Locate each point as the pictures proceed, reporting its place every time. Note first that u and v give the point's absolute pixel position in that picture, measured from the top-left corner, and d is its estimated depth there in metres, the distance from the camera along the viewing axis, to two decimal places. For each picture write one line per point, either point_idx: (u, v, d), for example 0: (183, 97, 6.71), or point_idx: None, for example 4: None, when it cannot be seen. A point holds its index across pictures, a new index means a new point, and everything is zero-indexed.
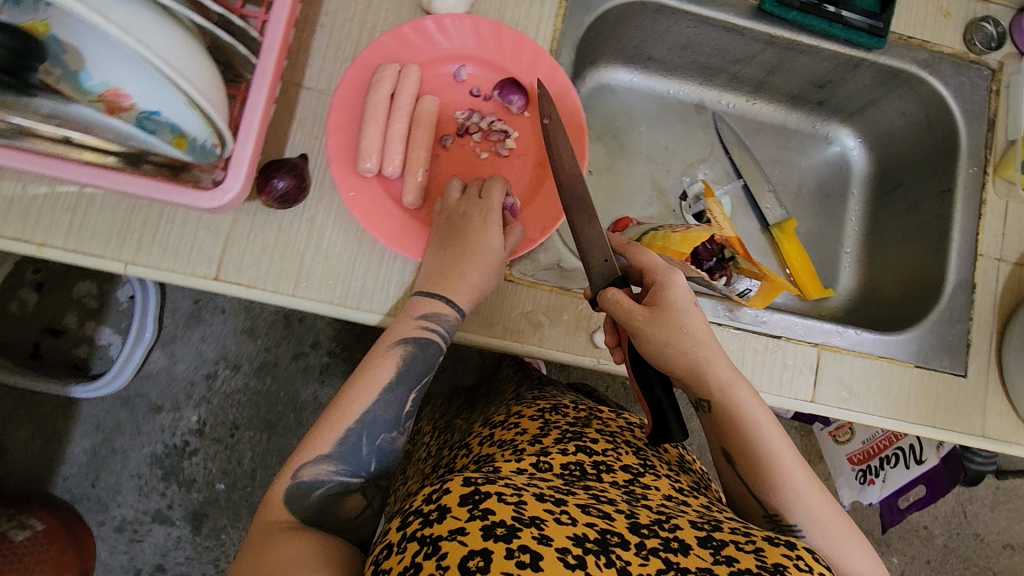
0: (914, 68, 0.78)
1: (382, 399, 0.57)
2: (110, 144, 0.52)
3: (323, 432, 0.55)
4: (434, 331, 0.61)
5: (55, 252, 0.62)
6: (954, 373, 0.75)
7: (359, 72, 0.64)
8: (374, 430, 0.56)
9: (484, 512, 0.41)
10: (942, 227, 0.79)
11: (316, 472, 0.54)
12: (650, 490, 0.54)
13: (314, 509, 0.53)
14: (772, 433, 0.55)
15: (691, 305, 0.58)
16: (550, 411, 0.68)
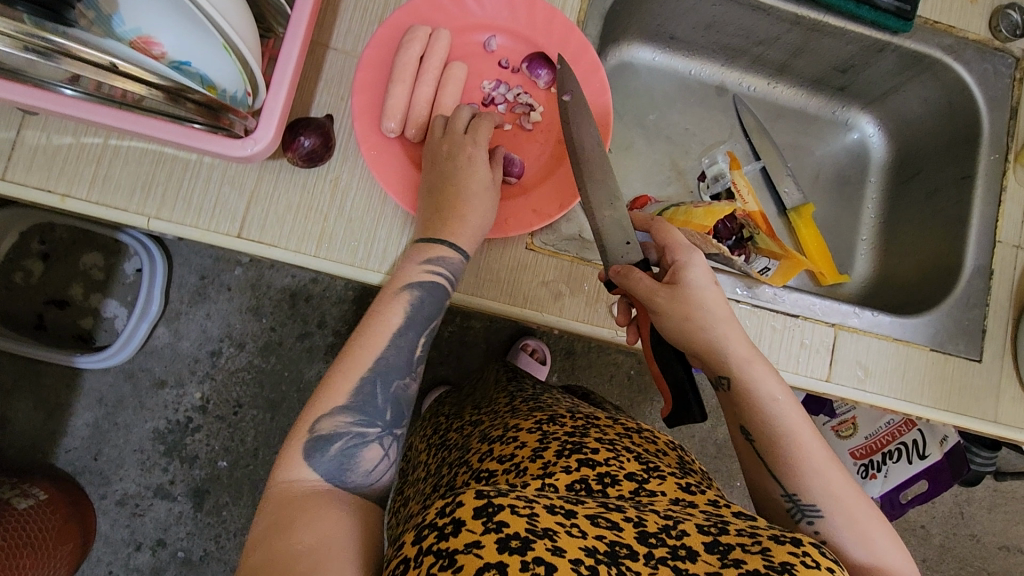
0: (937, 54, 0.78)
1: (394, 345, 0.56)
2: (150, 76, 0.49)
3: (338, 384, 0.54)
4: (439, 272, 0.59)
5: (78, 203, 0.62)
6: (968, 357, 0.75)
7: (390, 32, 0.64)
8: (388, 377, 0.55)
9: (498, 525, 0.39)
10: (961, 214, 0.79)
11: (334, 425, 0.52)
12: (655, 496, 0.51)
13: (334, 465, 0.52)
14: (791, 411, 0.52)
15: (710, 283, 0.56)
16: (547, 421, 0.63)
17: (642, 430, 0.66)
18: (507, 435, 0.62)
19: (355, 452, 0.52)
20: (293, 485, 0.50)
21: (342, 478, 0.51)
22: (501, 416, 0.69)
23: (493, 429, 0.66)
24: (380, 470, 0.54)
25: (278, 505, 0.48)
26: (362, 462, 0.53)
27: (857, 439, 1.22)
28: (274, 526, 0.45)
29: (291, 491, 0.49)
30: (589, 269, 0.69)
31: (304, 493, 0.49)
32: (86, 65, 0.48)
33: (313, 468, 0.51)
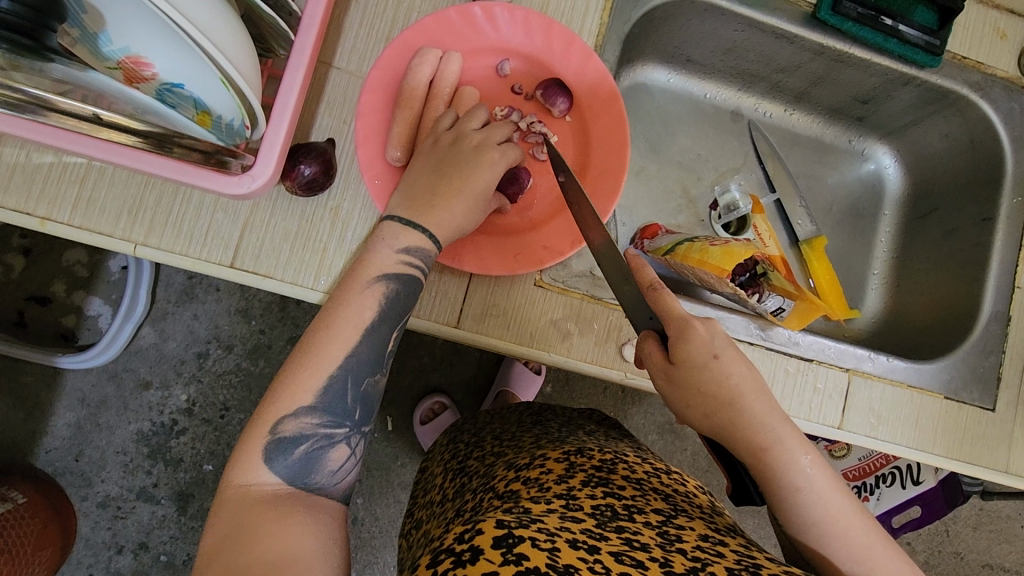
0: (964, 90, 0.75)
1: (365, 341, 0.50)
2: (138, 121, 0.50)
3: (300, 381, 0.47)
4: (414, 263, 0.53)
5: (59, 227, 0.58)
6: (981, 406, 0.73)
7: (397, 54, 0.60)
8: (360, 375, 0.49)
9: (517, 557, 0.40)
10: (980, 256, 0.77)
11: (299, 426, 0.47)
12: (684, 531, 0.50)
13: (296, 467, 0.46)
14: (822, 497, 0.48)
15: (709, 359, 0.52)
16: (575, 453, 0.62)
17: (669, 471, 0.65)
18: (534, 462, 0.62)
19: (321, 454, 0.47)
20: (250, 490, 0.44)
21: (305, 480, 0.46)
22: (525, 449, 0.68)
23: (518, 458, 0.65)
24: (345, 471, 0.49)
25: (235, 510, 0.43)
26: (327, 464, 0.48)
27: (851, 461, 1.19)
28: (233, 539, 0.40)
29: (248, 497, 0.44)
30: (600, 307, 0.66)
31: (263, 497, 0.44)
32: (65, 116, 0.48)
33: (274, 470, 0.45)
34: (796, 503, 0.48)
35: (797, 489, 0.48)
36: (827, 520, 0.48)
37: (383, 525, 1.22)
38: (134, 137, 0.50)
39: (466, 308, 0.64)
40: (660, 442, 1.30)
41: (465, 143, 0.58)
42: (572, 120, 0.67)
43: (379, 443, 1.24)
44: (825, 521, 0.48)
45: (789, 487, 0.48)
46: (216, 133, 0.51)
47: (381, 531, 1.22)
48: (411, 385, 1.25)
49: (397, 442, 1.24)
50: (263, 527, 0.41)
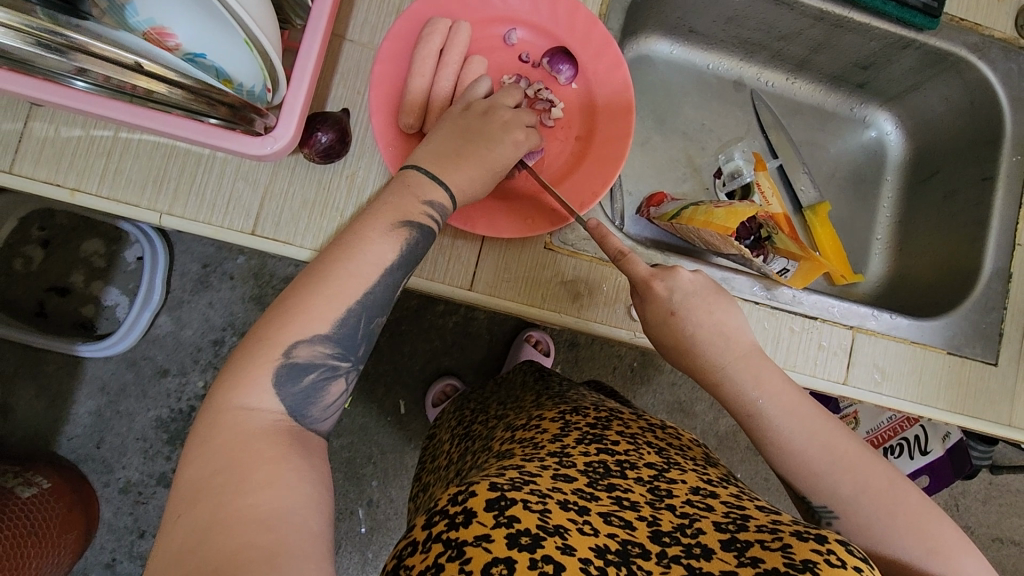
0: (963, 52, 0.77)
1: (382, 282, 0.50)
2: (171, 73, 0.49)
3: (316, 310, 0.47)
4: (433, 217, 0.53)
5: (89, 198, 0.60)
6: (984, 361, 0.74)
7: (408, 25, 0.62)
8: (372, 313, 0.49)
9: (508, 520, 0.42)
10: (980, 215, 0.78)
11: (311, 354, 0.47)
12: (675, 485, 0.52)
13: (299, 397, 0.46)
14: (818, 454, 0.51)
15: (668, 317, 0.57)
16: (571, 412, 0.64)
17: (665, 427, 0.67)
18: (530, 423, 0.64)
19: (325, 386, 0.47)
20: (250, 414, 0.43)
21: (304, 413, 0.46)
22: (525, 410, 0.71)
23: (517, 419, 0.68)
24: (335, 409, 0.49)
25: (229, 438, 0.42)
26: (325, 397, 0.48)
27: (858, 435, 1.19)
28: (224, 475, 0.39)
29: (243, 424, 0.43)
30: (608, 269, 0.68)
31: (257, 430, 0.43)
32: (105, 62, 0.48)
33: (281, 397, 0.45)
34: (796, 465, 0.52)
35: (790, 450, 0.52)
36: (825, 473, 0.50)
37: (398, 506, 1.25)
38: (166, 87, 0.50)
39: (478, 271, 0.66)
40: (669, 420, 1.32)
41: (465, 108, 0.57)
42: (577, 88, 0.69)
43: (392, 426, 1.26)
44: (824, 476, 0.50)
45: (782, 450, 0.53)
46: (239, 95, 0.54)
47: (395, 512, 1.25)
48: (423, 368, 1.27)
49: (411, 424, 1.27)
50: (252, 470, 0.40)
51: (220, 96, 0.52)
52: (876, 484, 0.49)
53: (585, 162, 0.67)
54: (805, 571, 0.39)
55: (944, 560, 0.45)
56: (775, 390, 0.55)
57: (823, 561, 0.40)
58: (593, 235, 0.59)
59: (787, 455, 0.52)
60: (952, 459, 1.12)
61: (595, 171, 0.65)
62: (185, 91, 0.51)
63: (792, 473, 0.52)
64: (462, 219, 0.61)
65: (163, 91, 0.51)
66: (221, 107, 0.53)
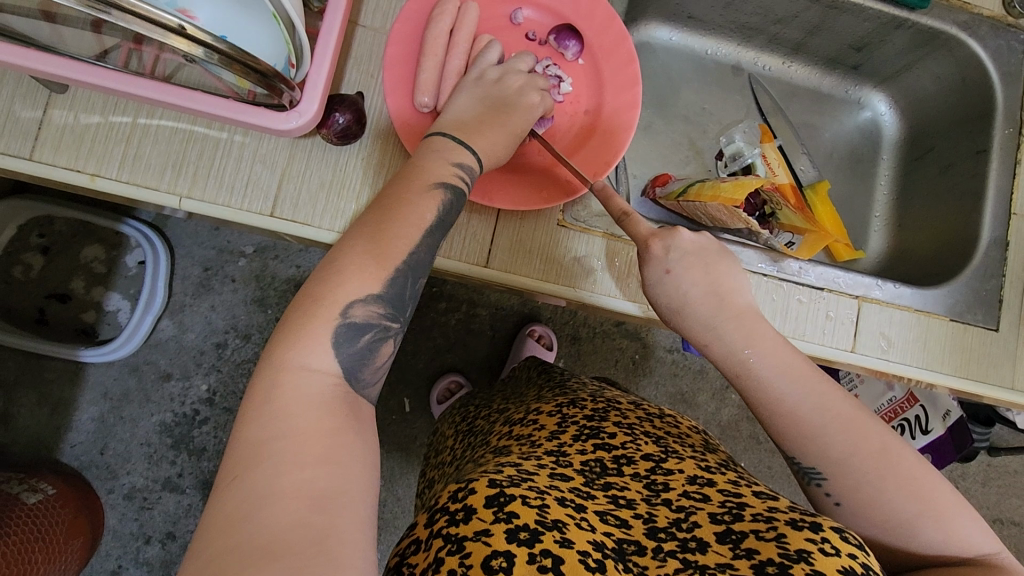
0: (953, 30, 0.79)
1: (424, 243, 0.51)
2: (205, 35, 0.44)
3: (368, 267, 0.47)
4: (465, 179, 0.54)
5: (109, 183, 0.61)
6: (986, 327, 0.76)
7: (417, 7, 0.64)
8: (416, 274, 0.50)
9: (508, 516, 0.43)
10: (976, 188, 0.81)
11: (366, 314, 0.47)
12: (672, 474, 0.53)
13: (355, 358, 0.47)
14: (812, 411, 0.52)
15: (662, 274, 0.58)
16: (568, 405, 0.66)
17: (663, 415, 0.67)
18: (528, 418, 0.66)
19: (380, 346, 0.48)
20: (309, 374, 0.44)
21: (357, 375, 0.47)
22: (526, 403, 0.73)
23: (516, 414, 0.70)
24: (385, 370, 0.50)
25: (288, 400, 0.42)
26: (378, 358, 0.48)
27: None
28: (286, 441, 0.40)
29: (302, 387, 0.43)
30: (620, 245, 0.69)
31: (317, 398, 0.43)
32: (141, 21, 0.43)
33: (338, 357, 0.46)
34: (787, 423, 0.52)
35: (783, 409, 0.53)
36: (818, 434, 0.51)
37: (406, 505, 1.25)
38: (198, 48, 0.45)
39: (494, 248, 0.67)
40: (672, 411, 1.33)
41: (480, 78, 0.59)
42: (584, 63, 0.70)
43: (398, 424, 1.27)
44: (817, 436, 0.51)
45: (774, 408, 0.53)
46: None
47: (404, 510, 1.25)
48: (427, 365, 1.28)
49: (416, 422, 1.27)
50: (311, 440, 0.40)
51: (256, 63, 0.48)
52: (869, 445, 0.50)
53: (595, 136, 0.69)
54: (799, 562, 0.41)
55: (933, 520, 0.47)
56: (768, 349, 0.55)
57: (817, 550, 0.42)
58: (599, 195, 0.62)
59: (779, 415, 0.53)
60: (953, 437, 1.12)
61: (605, 144, 0.67)
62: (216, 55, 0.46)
63: (785, 433, 0.53)
64: (480, 194, 0.63)
65: (196, 53, 0.45)
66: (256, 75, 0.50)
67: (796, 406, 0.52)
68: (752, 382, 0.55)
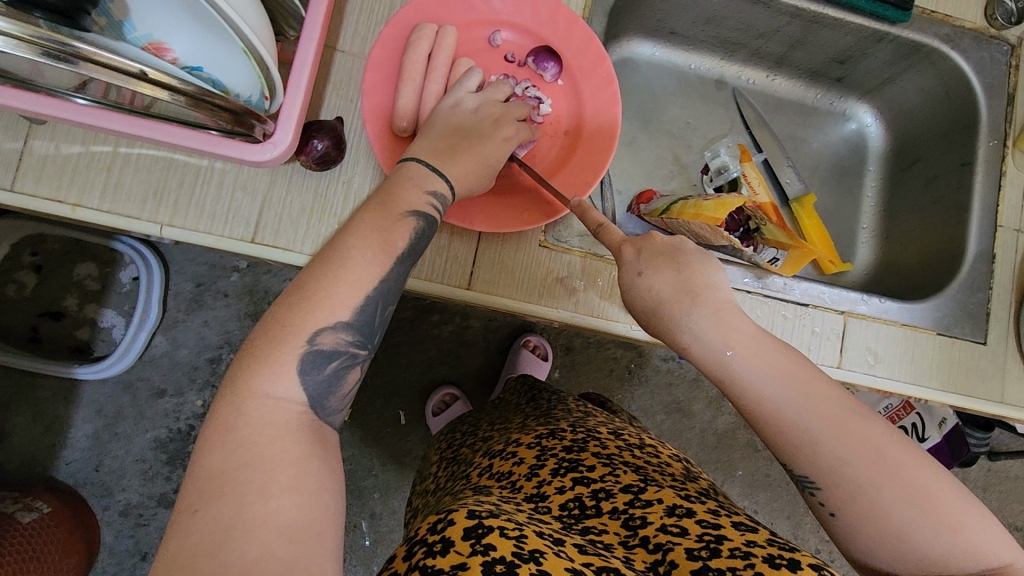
0: (936, 43, 0.79)
1: (396, 270, 0.51)
2: (173, 79, 0.46)
3: (337, 295, 0.47)
4: (436, 209, 0.55)
5: (90, 213, 0.61)
6: (973, 340, 0.76)
7: (395, 31, 0.64)
8: (387, 300, 0.50)
9: (485, 548, 0.44)
10: (962, 200, 0.81)
11: (334, 341, 0.47)
12: (650, 507, 0.52)
13: (321, 384, 0.47)
14: (802, 415, 0.47)
15: (635, 278, 0.55)
16: (548, 435, 0.66)
17: (644, 445, 0.67)
18: (506, 450, 0.66)
19: (346, 373, 0.48)
20: (277, 403, 0.44)
21: (322, 402, 0.47)
22: (510, 432, 0.73)
23: (495, 444, 0.70)
24: (349, 397, 0.50)
25: (258, 428, 0.42)
26: (344, 385, 0.48)
27: None
28: (253, 470, 0.40)
29: (272, 414, 0.44)
30: (602, 264, 0.69)
31: (283, 426, 0.43)
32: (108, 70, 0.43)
33: (304, 384, 0.46)
34: (778, 431, 0.48)
35: (773, 419, 0.48)
36: (810, 445, 0.47)
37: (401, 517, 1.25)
38: (166, 92, 0.46)
39: (476, 270, 0.67)
40: (667, 421, 1.33)
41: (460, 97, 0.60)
42: (564, 84, 0.70)
43: (393, 437, 1.26)
44: (809, 448, 0.47)
45: (762, 414, 0.49)
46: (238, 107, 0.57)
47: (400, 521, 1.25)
48: (421, 378, 1.28)
49: (410, 434, 1.27)
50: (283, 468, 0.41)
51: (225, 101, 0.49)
52: (867, 448, 0.46)
53: (575, 156, 0.69)
54: None
55: (938, 526, 0.43)
56: (754, 351, 0.50)
57: None
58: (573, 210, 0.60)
59: (767, 426, 0.49)
60: (950, 444, 1.15)
61: (585, 164, 0.67)
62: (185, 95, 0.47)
63: (776, 444, 0.49)
64: (457, 215, 0.63)
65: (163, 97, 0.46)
66: (227, 114, 0.52)
67: (786, 415, 0.48)
68: (737, 391, 0.50)
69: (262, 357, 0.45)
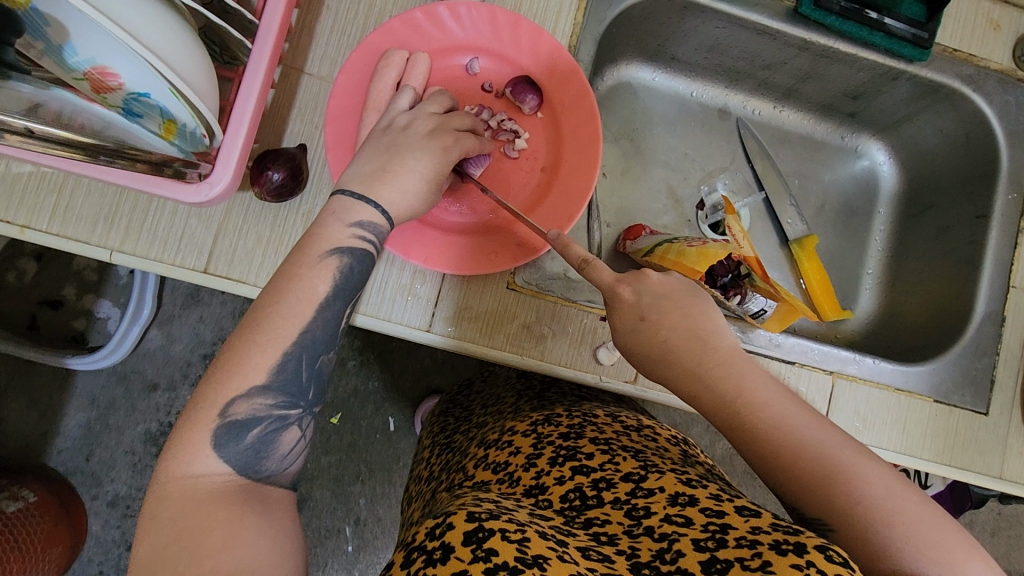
0: (956, 84, 0.73)
1: (321, 317, 0.47)
2: (84, 136, 0.50)
3: (252, 360, 0.44)
4: (367, 239, 0.50)
5: (38, 235, 0.59)
6: (974, 410, 0.71)
7: (363, 56, 0.60)
8: (315, 352, 0.46)
9: (486, 554, 0.38)
10: (973, 255, 0.75)
11: (252, 408, 0.43)
12: (653, 496, 0.47)
13: (246, 453, 0.43)
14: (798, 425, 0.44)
15: (636, 322, 0.50)
16: (544, 423, 0.62)
17: (642, 427, 0.63)
18: (501, 438, 0.61)
19: (275, 436, 0.44)
20: (196, 481, 0.41)
21: (255, 467, 0.44)
22: (504, 418, 0.68)
23: (490, 433, 0.65)
24: (296, 454, 0.47)
25: (180, 507, 0.39)
26: (278, 446, 0.45)
27: None
28: (182, 546, 0.37)
29: (193, 489, 0.40)
30: (574, 310, 0.66)
31: (207, 495, 0.40)
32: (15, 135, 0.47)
33: (223, 457, 0.42)
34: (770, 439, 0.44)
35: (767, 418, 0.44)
36: (804, 454, 0.42)
37: (387, 524, 1.16)
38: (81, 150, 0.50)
39: (437, 311, 0.64)
40: None
41: (423, 126, 0.56)
42: (543, 116, 0.66)
43: (381, 445, 1.17)
44: (804, 457, 0.42)
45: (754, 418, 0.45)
46: (179, 142, 0.52)
47: (384, 531, 1.16)
48: (414, 386, 1.19)
49: (400, 443, 1.18)
50: (210, 534, 0.37)
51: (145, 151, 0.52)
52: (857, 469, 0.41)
53: (552, 193, 0.65)
54: None
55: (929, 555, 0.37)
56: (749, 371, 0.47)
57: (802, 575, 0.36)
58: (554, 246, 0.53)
59: (781, 463, 0.43)
60: (953, 494, 1.09)
61: (562, 202, 0.63)
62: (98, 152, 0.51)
63: (783, 480, 0.43)
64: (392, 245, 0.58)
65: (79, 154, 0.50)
66: (141, 164, 0.53)
67: (801, 451, 0.42)
68: (754, 428, 0.44)
69: (185, 430, 0.42)
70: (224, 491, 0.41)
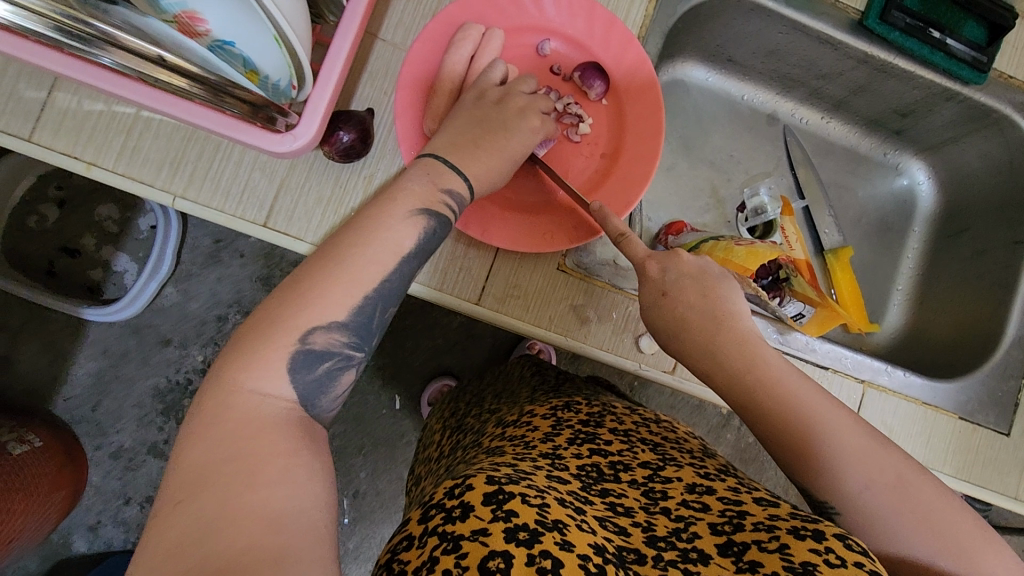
0: (1008, 110, 0.74)
1: (398, 271, 0.47)
2: (192, 67, 0.50)
3: (335, 295, 0.44)
4: (451, 208, 0.51)
5: (103, 173, 0.60)
6: (996, 430, 0.72)
7: (440, 27, 0.61)
8: (387, 303, 0.47)
9: (507, 514, 0.38)
10: (1007, 279, 0.76)
11: (328, 341, 0.44)
12: (670, 483, 0.49)
13: (312, 385, 0.43)
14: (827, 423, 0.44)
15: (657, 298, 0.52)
16: (562, 409, 0.62)
17: (660, 421, 0.64)
18: (521, 420, 0.62)
19: (340, 375, 0.45)
20: (263, 400, 0.41)
21: (314, 402, 0.44)
22: (519, 405, 0.69)
23: (507, 415, 0.66)
24: (344, 399, 0.47)
25: (241, 425, 0.38)
26: (337, 387, 0.45)
27: None
28: (239, 467, 0.36)
29: (257, 409, 0.40)
30: (620, 297, 0.67)
31: (268, 418, 0.40)
32: (132, 56, 0.49)
33: (294, 383, 0.43)
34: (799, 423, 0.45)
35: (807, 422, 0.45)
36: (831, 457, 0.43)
37: (385, 499, 1.17)
38: (187, 82, 0.51)
39: (487, 286, 0.65)
40: None
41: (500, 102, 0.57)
42: (608, 104, 0.67)
43: (387, 420, 1.18)
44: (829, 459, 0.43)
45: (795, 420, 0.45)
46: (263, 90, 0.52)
47: (382, 505, 1.17)
48: (424, 365, 1.19)
49: (405, 420, 1.19)
50: (266, 466, 0.36)
51: (244, 91, 0.52)
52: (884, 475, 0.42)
53: (610, 180, 0.65)
54: None
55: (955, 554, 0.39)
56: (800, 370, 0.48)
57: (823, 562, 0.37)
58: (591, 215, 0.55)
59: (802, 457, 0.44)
60: None
61: (619, 190, 0.64)
62: (205, 87, 0.51)
63: (800, 475, 0.44)
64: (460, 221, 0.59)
65: (184, 86, 0.51)
66: (242, 103, 0.53)
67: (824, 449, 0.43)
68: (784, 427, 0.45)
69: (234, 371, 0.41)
70: (288, 417, 0.41)
